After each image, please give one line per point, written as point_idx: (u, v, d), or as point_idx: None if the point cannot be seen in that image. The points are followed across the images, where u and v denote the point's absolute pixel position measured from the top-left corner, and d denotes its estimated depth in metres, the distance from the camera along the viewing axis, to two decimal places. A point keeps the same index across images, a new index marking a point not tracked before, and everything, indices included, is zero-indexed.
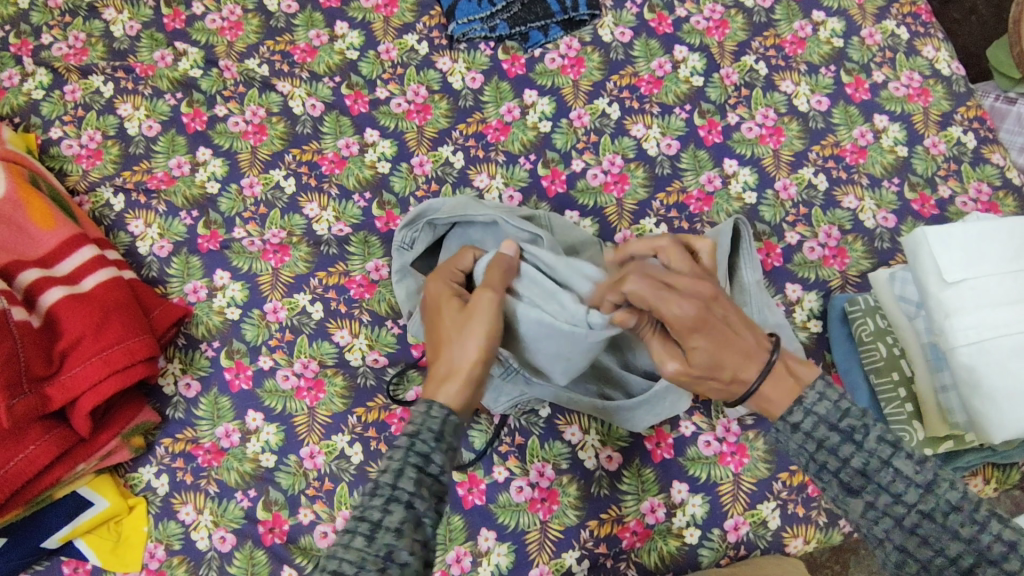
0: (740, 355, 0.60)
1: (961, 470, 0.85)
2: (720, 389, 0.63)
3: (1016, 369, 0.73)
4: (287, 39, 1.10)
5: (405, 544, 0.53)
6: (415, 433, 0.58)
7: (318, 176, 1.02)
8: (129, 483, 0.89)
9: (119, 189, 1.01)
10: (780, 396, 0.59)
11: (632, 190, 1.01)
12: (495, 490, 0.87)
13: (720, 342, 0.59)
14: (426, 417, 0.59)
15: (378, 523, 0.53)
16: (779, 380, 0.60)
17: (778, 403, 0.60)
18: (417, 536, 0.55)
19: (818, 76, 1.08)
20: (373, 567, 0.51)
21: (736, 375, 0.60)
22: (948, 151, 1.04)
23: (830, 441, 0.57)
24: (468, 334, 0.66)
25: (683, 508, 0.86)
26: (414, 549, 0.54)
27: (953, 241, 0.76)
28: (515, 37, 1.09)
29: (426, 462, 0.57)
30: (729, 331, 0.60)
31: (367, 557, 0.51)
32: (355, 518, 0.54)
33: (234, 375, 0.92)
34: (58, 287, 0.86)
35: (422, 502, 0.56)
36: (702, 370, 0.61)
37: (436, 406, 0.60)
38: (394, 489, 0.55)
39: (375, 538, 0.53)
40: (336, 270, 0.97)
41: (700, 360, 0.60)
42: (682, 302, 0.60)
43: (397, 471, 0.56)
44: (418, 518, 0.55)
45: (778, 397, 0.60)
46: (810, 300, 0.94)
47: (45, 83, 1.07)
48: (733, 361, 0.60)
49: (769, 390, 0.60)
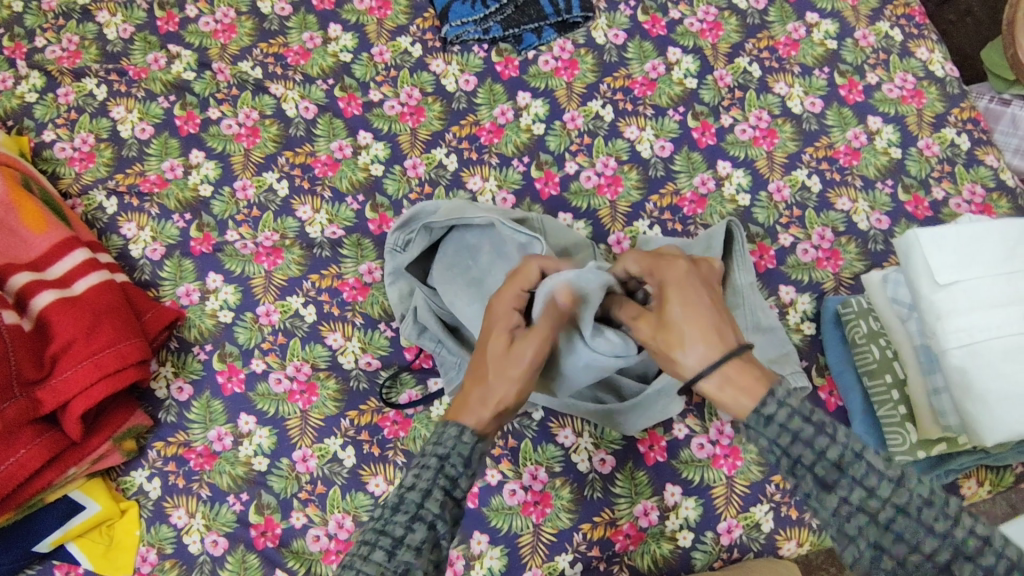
0: (706, 336, 0.60)
1: (954, 472, 0.85)
2: (674, 369, 0.63)
3: (1007, 372, 0.72)
4: (281, 41, 1.10)
5: (423, 563, 0.54)
6: (445, 455, 0.58)
7: (311, 178, 1.02)
8: (121, 487, 0.89)
9: (112, 192, 1.01)
10: (735, 393, 0.58)
11: (625, 192, 1.01)
12: (488, 493, 0.87)
13: (689, 313, 0.62)
14: (456, 442, 0.59)
15: (400, 540, 0.54)
16: (732, 371, 0.59)
17: (731, 398, 0.58)
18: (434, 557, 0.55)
19: (812, 78, 1.08)
20: None
21: (690, 352, 0.61)
22: (941, 152, 1.04)
23: (805, 433, 0.54)
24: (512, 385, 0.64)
25: (676, 511, 0.86)
26: (429, 570, 0.54)
27: (945, 243, 0.76)
28: (508, 39, 1.09)
29: (452, 486, 0.58)
30: (704, 312, 0.62)
31: (387, 572, 0.52)
32: (377, 531, 0.55)
33: (227, 378, 0.92)
34: (50, 290, 0.86)
35: (443, 524, 0.56)
36: (663, 338, 0.63)
37: (467, 432, 0.60)
38: (420, 508, 0.56)
39: (396, 554, 0.53)
40: (329, 273, 0.97)
41: (662, 327, 0.63)
42: (676, 274, 0.65)
43: (425, 491, 0.56)
44: (437, 540, 0.56)
45: (730, 389, 0.58)
46: (803, 302, 0.94)
47: (38, 85, 1.07)
48: (695, 335, 0.61)
49: (721, 377, 0.59)
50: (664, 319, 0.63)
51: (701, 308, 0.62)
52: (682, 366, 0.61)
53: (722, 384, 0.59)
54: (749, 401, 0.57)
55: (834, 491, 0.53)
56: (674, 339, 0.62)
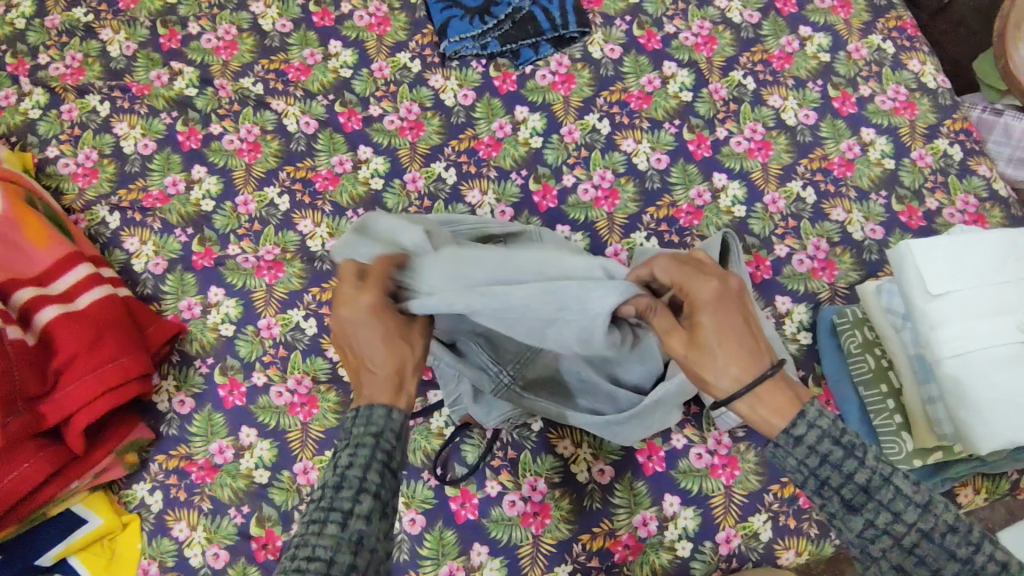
0: (743, 358, 0.58)
1: (950, 481, 0.85)
2: (704, 386, 0.60)
3: (1001, 380, 0.73)
4: (282, 57, 1.11)
5: (372, 533, 0.53)
6: (379, 430, 0.58)
7: (311, 193, 1.03)
8: (122, 500, 0.89)
9: (115, 207, 1.02)
10: (771, 417, 0.57)
11: (623, 204, 1.02)
12: (488, 504, 0.87)
13: (723, 331, 0.59)
14: (386, 419, 0.59)
15: (349, 512, 0.52)
16: (767, 392, 0.57)
17: (769, 423, 0.57)
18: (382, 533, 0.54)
19: (806, 91, 1.09)
20: (347, 552, 0.50)
21: (721, 373, 0.58)
22: (935, 163, 1.06)
23: (834, 456, 0.54)
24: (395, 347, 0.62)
25: (675, 521, 0.87)
26: (380, 539, 0.54)
27: (937, 253, 0.77)
28: (506, 55, 1.11)
29: (388, 458, 0.57)
30: (737, 328, 0.59)
31: (342, 542, 0.50)
32: (323, 507, 0.52)
33: (228, 391, 0.93)
34: (53, 306, 0.87)
35: (386, 494, 0.56)
36: (691, 356, 0.60)
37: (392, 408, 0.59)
38: (363, 480, 0.54)
39: (348, 524, 0.52)
40: (330, 286, 0.98)
41: (695, 345, 0.59)
42: (704, 287, 0.60)
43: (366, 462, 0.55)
44: (383, 508, 0.55)
45: (764, 410, 0.57)
46: (799, 312, 0.95)
47: (42, 103, 1.08)
48: (728, 355, 0.58)
49: (754, 398, 0.58)
50: (692, 337, 0.60)
51: (734, 323, 0.59)
52: (717, 387, 0.59)
53: (756, 404, 0.58)
54: (783, 422, 0.57)
55: (861, 513, 0.54)
56: (707, 363, 0.59)
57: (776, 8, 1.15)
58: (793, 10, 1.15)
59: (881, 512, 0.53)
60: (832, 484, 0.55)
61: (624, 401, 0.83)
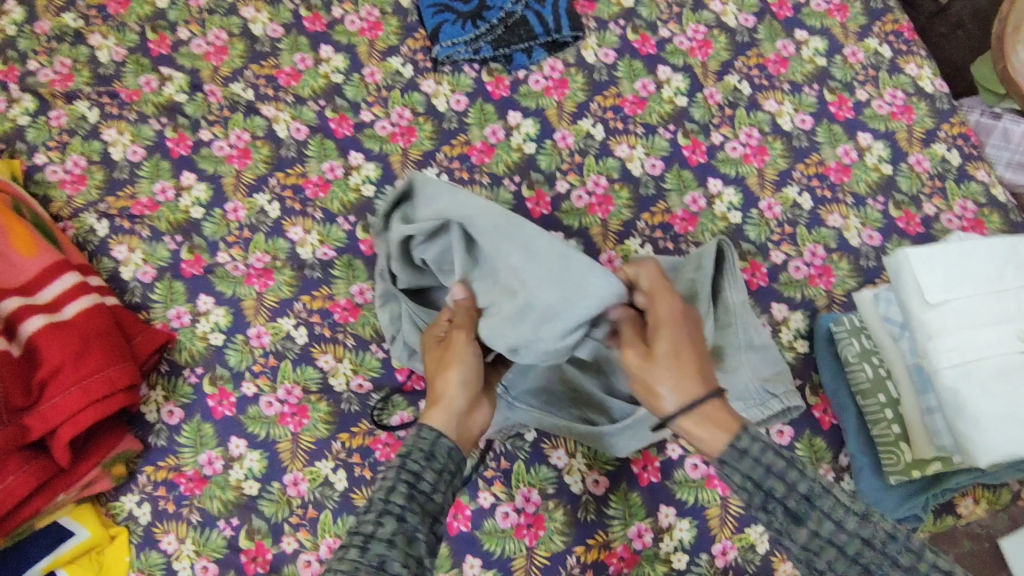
0: (690, 376, 0.62)
1: (950, 492, 0.84)
2: (653, 401, 0.64)
3: (1001, 393, 0.72)
4: (273, 63, 1.10)
5: (397, 556, 0.55)
6: (406, 454, 0.62)
7: (302, 200, 1.02)
8: (110, 513, 0.88)
9: (103, 215, 1.01)
10: (709, 433, 0.60)
11: (617, 211, 1.01)
12: (480, 516, 0.86)
13: (674, 354, 0.64)
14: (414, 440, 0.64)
15: (372, 536, 0.55)
16: (705, 410, 0.61)
17: (708, 439, 0.60)
18: (412, 549, 0.56)
19: (802, 95, 1.08)
20: (366, 573, 0.52)
21: (665, 385, 0.62)
22: (932, 168, 1.05)
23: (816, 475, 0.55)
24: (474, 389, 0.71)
25: (670, 532, 0.86)
26: (406, 562, 0.55)
27: (936, 262, 0.75)
28: (499, 59, 1.10)
29: (416, 480, 0.60)
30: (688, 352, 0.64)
31: (361, 565, 0.53)
32: (350, 532, 0.56)
33: (217, 402, 0.92)
34: (40, 316, 0.86)
35: (413, 517, 0.58)
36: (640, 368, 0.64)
37: (424, 430, 0.65)
38: (386, 503, 0.57)
39: (368, 547, 0.54)
40: (321, 294, 0.97)
41: (647, 360, 0.64)
42: (671, 312, 0.66)
43: (389, 487, 0.59)
44: (410, 532, 0.57)
45: (699, 427, 0.61)
46: (796, 320, 0.94)
47: (30, 109, 1.07)
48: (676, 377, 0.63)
49: (697, 414, 0.61)
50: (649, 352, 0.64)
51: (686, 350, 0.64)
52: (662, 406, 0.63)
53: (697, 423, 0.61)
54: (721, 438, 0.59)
55: (839, 520, 0.55)
56: (653, 379, 0.63)
57: (771, 11, 1.14)
58: (789, 14, 1.14)
59: (858, 519, 0.55)
60: (810, 490, 0.57)
61: (618, 412, 0.82)
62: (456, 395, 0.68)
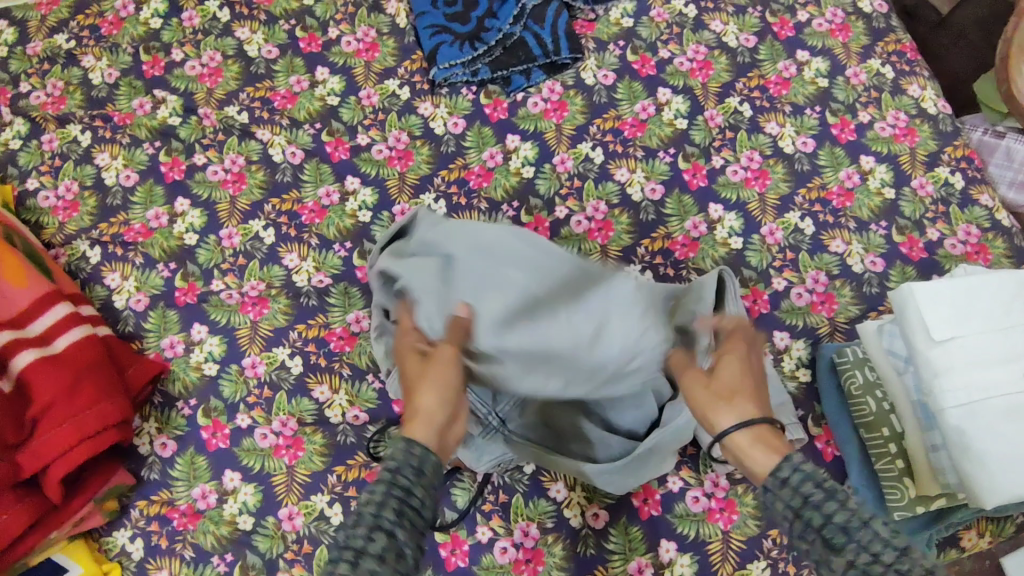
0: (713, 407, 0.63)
1: (955, 527, 0.82)
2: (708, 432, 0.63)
3: (1008, 433, 0.70)
4: (268, 85, 1.08)
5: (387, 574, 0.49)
6: (396, 467, 0.54)
7: (298, 226, 1.00)
8: (102, 548, 0.86)
9: (96, 242, 1.00)
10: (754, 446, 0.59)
11: (617, 236, 1.00)
12: (478, 551, 0.85)
13: (729, 386, 0.63)
14: (405, 454, 0.55)
15: (361, 551, 0.49)
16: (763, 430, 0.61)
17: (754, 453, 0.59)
18: (400, 566, 0.50)
19: (804, 117, 1.07)
20: None
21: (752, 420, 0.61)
22: (936, 192, 1.03)
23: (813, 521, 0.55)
24: (457, 397, 0.64)
25: (671, 568, 0.84)
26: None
27: (940, 298, 0.75)
28: (497, 81, 1.08)
29: (408, 495, 0.53)
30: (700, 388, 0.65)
31: None
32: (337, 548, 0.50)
33: (211, 434, 0.91)
34: (30, 350, 0.84)
35: (404, 535, 0.51)
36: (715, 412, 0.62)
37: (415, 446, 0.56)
38: (377, 517, 0.51)
39: (357, 564, 0.48)
40: (316, 323, 0.96)
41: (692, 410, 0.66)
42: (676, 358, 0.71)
43: (377, 499, 0.52)
44: (399, 550, 0.51)
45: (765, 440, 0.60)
46: (798, 348, 0.93)
47: (22, 132, 1.06)
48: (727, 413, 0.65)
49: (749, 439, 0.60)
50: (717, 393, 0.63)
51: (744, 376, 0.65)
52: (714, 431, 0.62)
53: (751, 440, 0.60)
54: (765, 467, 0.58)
55: None
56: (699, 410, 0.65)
57: (772, 31, 1.13)
58: (790, 34, 1.12)
59: None
60: None
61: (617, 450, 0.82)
62: (433, 404, 0.61)
